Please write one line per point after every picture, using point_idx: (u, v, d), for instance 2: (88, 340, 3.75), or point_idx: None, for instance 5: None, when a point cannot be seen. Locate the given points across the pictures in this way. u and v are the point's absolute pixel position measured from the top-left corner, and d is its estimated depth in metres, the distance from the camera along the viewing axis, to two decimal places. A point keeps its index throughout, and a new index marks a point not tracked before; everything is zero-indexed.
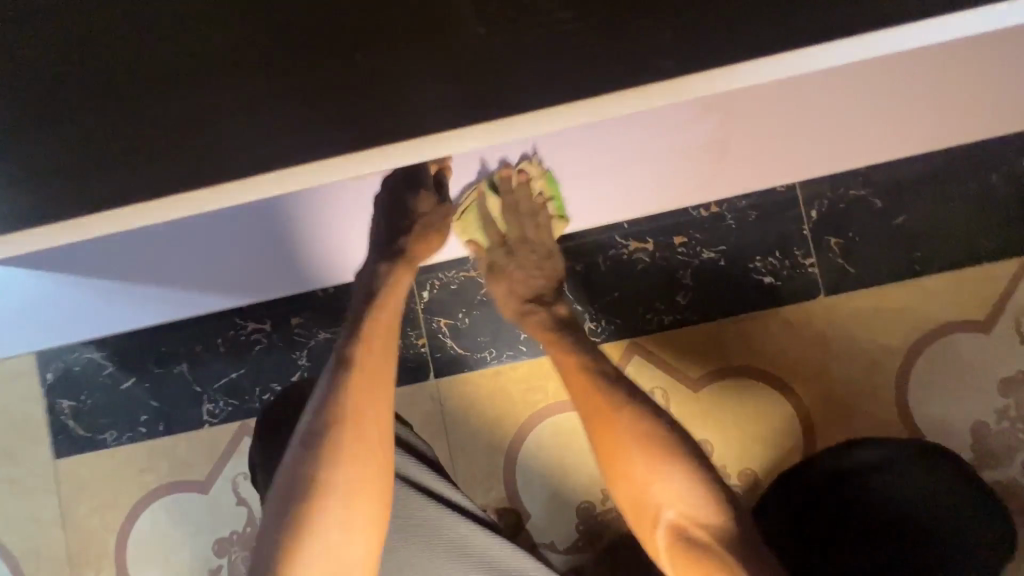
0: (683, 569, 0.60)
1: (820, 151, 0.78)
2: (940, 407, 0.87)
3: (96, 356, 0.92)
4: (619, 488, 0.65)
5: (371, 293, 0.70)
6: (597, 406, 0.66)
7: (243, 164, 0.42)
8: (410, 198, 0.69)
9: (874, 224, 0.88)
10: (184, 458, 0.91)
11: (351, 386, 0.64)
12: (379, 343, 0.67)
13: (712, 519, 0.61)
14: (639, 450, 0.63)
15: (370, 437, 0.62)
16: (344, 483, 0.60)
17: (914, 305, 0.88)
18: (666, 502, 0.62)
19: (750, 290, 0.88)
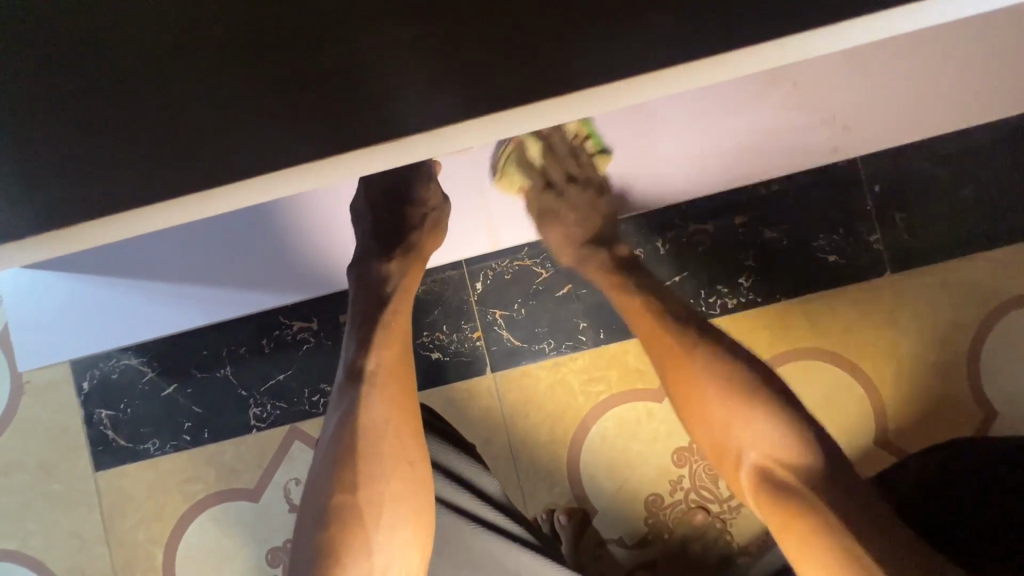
0: (767, 520, 0.59)
1: (879, 125, 0.81)
2: (1012, 382, 0.85)
3: (134, 363, 0.87)
4: (697, 440, 0.65)
5: (380, 297, 0.69)
6: (664, 353, 0.66)
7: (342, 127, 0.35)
8: (414, 191, 0.72)
9: (939, 198, 0.86)
10: (232, 465, 0.87)
11: (374, 399, 0.63)
12: (396, 350, 0.67)
13: (794, 454, 0.59)
14: (717, 401, 0.62)
15: (392, 450, 0.61)
16: (372, 501, 0.60)
17: (982, 279, 0.86)
18: (746, 450, 0.61)
19: (814, 269, 0.86)
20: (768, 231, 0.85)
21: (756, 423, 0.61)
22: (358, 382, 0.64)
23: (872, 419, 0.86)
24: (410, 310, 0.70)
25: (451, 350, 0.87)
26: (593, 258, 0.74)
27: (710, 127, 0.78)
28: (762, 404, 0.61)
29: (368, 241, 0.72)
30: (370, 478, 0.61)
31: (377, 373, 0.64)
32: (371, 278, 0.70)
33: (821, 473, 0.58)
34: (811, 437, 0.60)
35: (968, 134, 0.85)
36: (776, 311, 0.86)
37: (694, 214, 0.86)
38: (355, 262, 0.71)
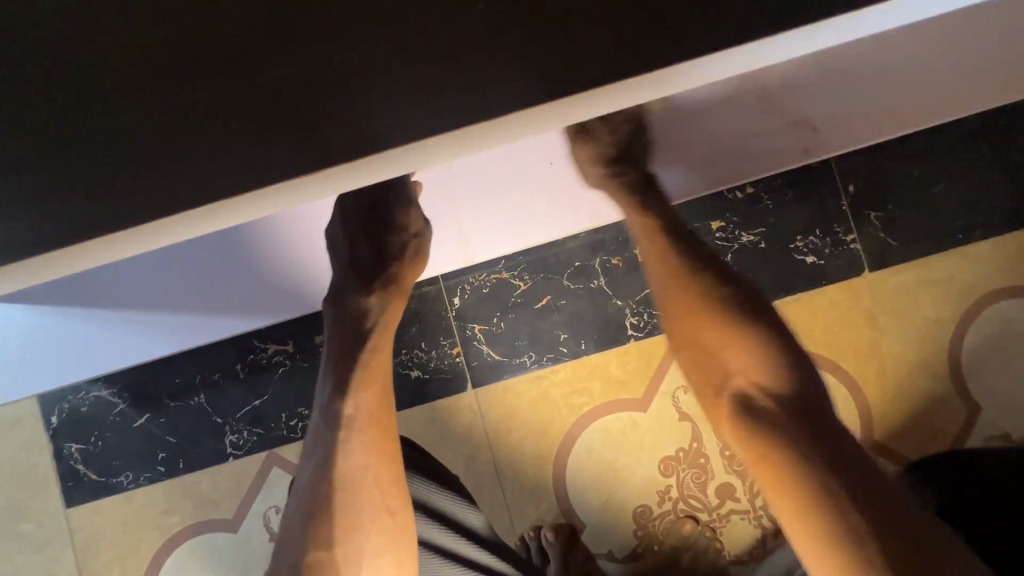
0: (738, 437, 0.57)
1: (862, 119, 0.79)
2: (991, 377, 0.85)
3: (105, 394, 0.85)
4: (683, 356, 0.64)
5: (359, 330, 0.68)
6: (668, 269, 0.65)
7: None
8: (394, 216, 0.71)
9: (912, 195, 0.86)
10: (209, 495, 0.84)
11: (352, 446, 0.62)
12: (375, 393, 0.65)
13: (778, 384, 0.57)
14: (727, 322, 0.60)
15: (372, 500, 0.61)
16: (351, 556, 0.59)
17: (959, 275, 0.86)
18: (733, 368, 0.59)
19: (793, 271, 0.86)
20: (746, 235, 0.85)
21: (748, 347, 0.59)
22: (335, 427, 0.63)
23: (858, 420, 0.85)
24: (390, 347, 0.69)
25: (431, 367, 0.85)
26: (632, 206, 0.70)
27: (673, 139, 0.75)
28: (758, 337, 0.59)
29: (347, 270, 0.71)
30: (349, 530, 0.60)
31: (355, 418, 0.63)
32: (351, 310, 0.69)
33: (799, 407, 0.56)
34: (800, 376, 0.58)
35: (937, 131, 0.86)
36: None
37: None
38: (333, 293, 0.71)
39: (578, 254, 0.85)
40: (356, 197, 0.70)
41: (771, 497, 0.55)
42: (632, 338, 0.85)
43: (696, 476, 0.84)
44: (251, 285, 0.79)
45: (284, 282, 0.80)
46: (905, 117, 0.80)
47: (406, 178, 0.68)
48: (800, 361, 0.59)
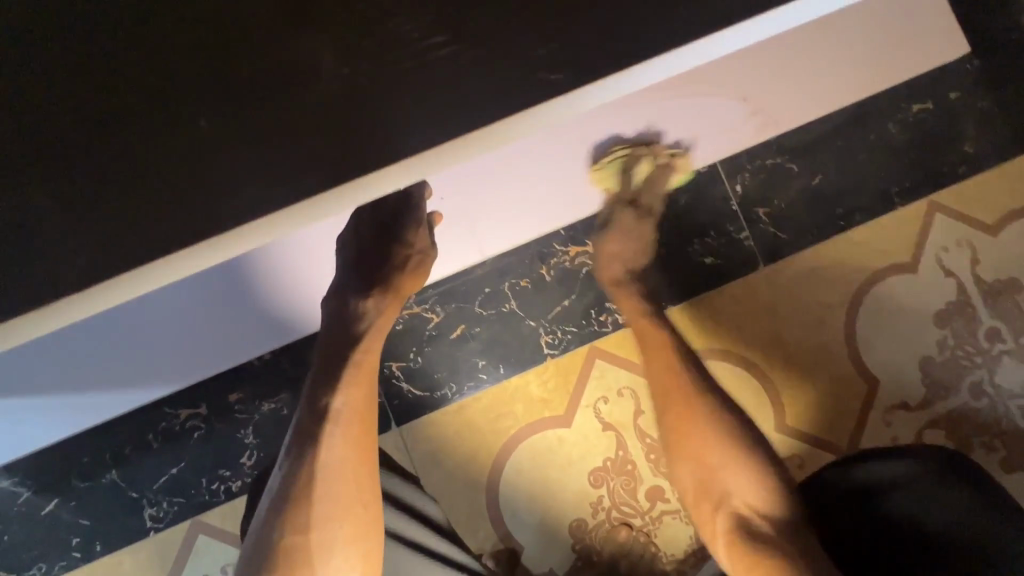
0: (739, 566, 0.61)
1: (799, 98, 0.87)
2: (885, 350, 0.91)
3: (6, 484, 0.80)
4: (686, 471, 0.68)
5: (353, 337, 0.68)
6: (680, 399, 0.70)
7: None
8: (404, 226, 0.71)
9: (794, 189, 0.91)
10: (132, 574, 0.81)
11: (335, 437, 0.61)
12: (362, 391, 0.65)
13: (774, 506, 0.63)
14: (729, 444, 0.66)
15: (349, 490, 0.59)
16: (324, 545, 0.57)
17: (846, 259, 0.91)
18: (734, 491, 0.64)
19: (694, 272, 0.89)
20: None
21: (732, 466, 0.65)
22: (321, 419, 0.62)
23: (770, 408, 0.90)
24: (381, 350, 0.70)
25: None
26: (626, 294, 0.78)
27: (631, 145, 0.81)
28: (757, 460, 0.65)
29: (350, 271, 0.71)
30: (320, 518, 0.58)
31: (342, 412, 0.62)
32: (349, 314, 0.69)
33: (789, 525, 0.61)
34: (784, 492, 0.63)
35: (811, 126, 0.91)
36: (665, 319, 0.89)
37: (573, 237, 0.87)
38: (335, 292, 0.70)
39: (487, 280, 0.86)
40: (375, 203, 0.70)
41: None
42: (549, 356, 0.87)
43: (626, 483, 0.86)
44: (168, 347, 0.79)
45: (197, 345, 0.80)
46: (830, 90, 0.88)
47: (411, 192, 0.69)
48: (776, 472, 0.65)
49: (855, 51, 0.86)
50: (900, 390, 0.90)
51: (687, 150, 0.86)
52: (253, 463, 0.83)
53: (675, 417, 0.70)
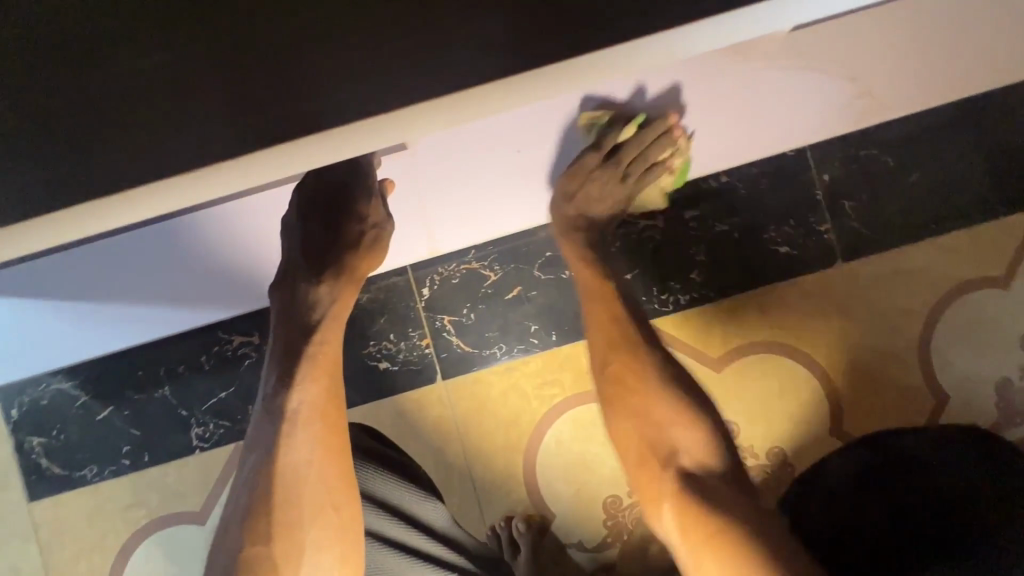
0: (687, 533, 0.59)
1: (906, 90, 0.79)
2: (960, 366, 0.85)
3: (66, 386, 0.83)
4: (612, 419, 0.67)
5: (305, 326, 0.63)
6: (620, 355, 0.68)
7: (215, 149, 0.34)
8: (352, 203, 0.66)
9: (887, 184, 0.85)
10: (175, 488, 0.83)
11: (298, 440, 0.57)
12: (322, 384, 0.60)
13: (714, 459, 0.62)
14: (673, 415, 0.64)
15: (315, 495, 0.56)
16: (288, 556, 0.55)
17: (932, 265, 0.85)
18: (682, 447, 0.62)
19: (767, 260, 0.85)
20: (718, 225, 0.84)
21: (677, 423, 0.63)
22: (278, 419, 0.58)
23: (828, 413, 0.85)
24: (341, 338, 0.64)
25: (400, 359, 0.84)
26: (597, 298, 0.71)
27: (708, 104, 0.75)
28: (705, 424, 0.64)
29: (297, 256, 0.66)
30: (288, 528, 0.55)
31: (299, 411, 0.58)
32: (298, 301, 0.64)
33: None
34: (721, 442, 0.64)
35: (916, 119, 0.84)
36: (728, 305, 0.85)
37: (643, 210, 0.84)
38: (280, 282, 0.66)
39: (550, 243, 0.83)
40: (314, 188, 0.65)
41: (700, 564, 0.58)
42: None
43: None
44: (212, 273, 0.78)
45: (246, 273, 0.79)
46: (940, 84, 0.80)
47: (360, 163, 0.65)
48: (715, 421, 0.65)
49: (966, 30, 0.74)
50: (969, 408, 0.85)
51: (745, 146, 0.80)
52: None
53: (608, 352, 0.68)
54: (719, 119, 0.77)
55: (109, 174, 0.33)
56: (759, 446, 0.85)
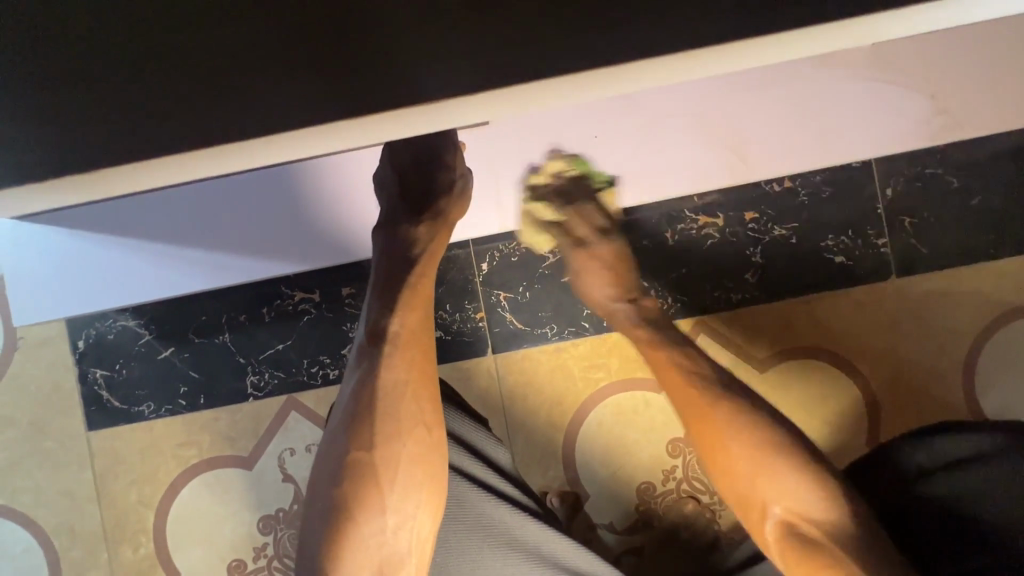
0: (794, 565, 0.60)
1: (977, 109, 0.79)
2: (1004, 392, 0.86)
3: (132, 324, 0.86)
4: (720, 481, 0.65)
5: (406, 258, 0.68)
6: (693, 399, 0.65)
7: (377, 101, 0.36)
8: (442, 157, 0.69)
9: (949, 203, 0.85)
10: (227, 432, 0.87)
11: (395, 363, 0.63)
12: (418, 314, 0.66)
13: (829, 512, 0.60)
14: (744, 449, 0.62)
15: (410, 411, 0.61)
16: (387, 463, 0.60)
17: (984, 289, 0.86)
18: (773, 497, 0.61)
19: (822, 269, 0.86)
20: (778, 229, 0.85)
21: (773, 472, 0.61)
22: (380, 341, 0.63)
23: (868, 424, 0.87)
24: (436, 273, 0.69)
25: (454, 329, 0.86)
26: (626, 318, 0.73)
27: (771, 106, 0.76)
28: (796, 463, 0.62)
29: (393, 198, 0.70)
30: (387, 438, 0.60)
31: (400, 334, 0.64)
32: (399, 238, 0.68)
33: (860, 526, 0.59)
34: (831, 490, 0.61)
35: (987, 142, 0.84)
36: (778, 309, 0.86)
37: (705, 206, 0.84)
38: (383, 222, 0.70)
39: None
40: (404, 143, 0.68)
41: None
42: None
43: None
44: (272, 222, 0.80)
45: (306, 225, 0.81)
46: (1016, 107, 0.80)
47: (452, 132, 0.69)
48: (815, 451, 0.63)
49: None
50: None
51: (818, 149, 0.79)
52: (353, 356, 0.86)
53: (689, 420, 0.66)
54: (783, 123, 0.77)
55: (287, 112, 0.36)
56: None
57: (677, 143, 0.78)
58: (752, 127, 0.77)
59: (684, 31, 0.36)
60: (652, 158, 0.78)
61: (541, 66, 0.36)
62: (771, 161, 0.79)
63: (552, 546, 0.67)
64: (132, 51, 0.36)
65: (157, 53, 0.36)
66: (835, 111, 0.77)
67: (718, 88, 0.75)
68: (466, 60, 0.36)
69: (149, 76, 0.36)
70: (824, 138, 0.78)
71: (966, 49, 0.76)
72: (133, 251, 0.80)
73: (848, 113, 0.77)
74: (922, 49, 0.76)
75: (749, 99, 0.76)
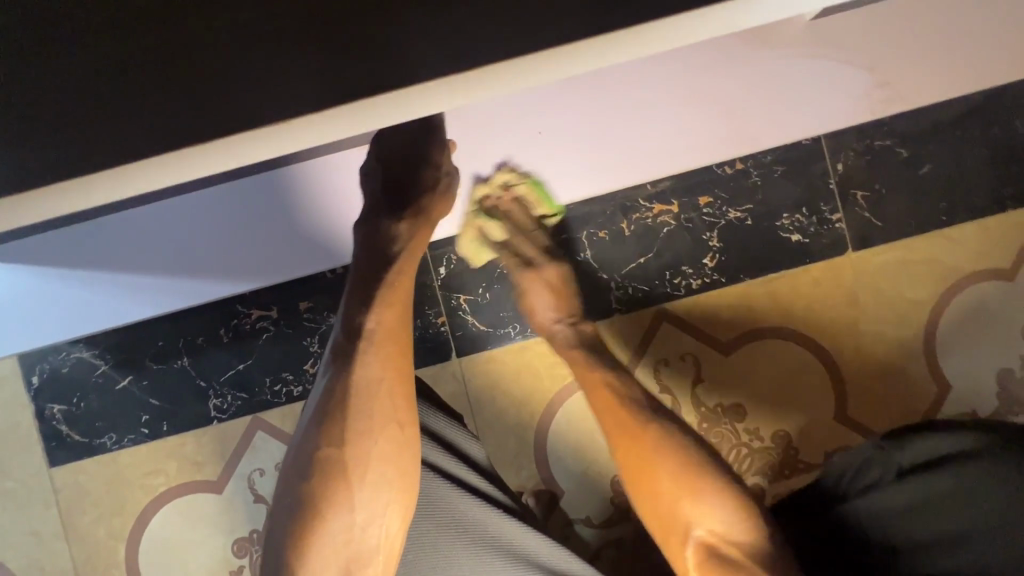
0: None
1: (916, 78, 0.80)
2: (964, 357, 0.87)
3: (86, 356, 0.84)
4: (646, 502, 0.66)
5: (385, 255, 0.66)
6: (627, 422, 0.68)
7: (266, 116, 0.35)
8: (428, 151, 0.68)
9: (898, 174, 0.86)
10: (194, 457, 0.85)
11: (370, 358, 0.61)
12: (395, 312, 0.64)
13: (742, 532, 0.62)
14: (672, 469, 0.64)
15: (382, 410, 0.60)
16: (357, 461, 0.59)
17: (939, 257, 0.87)
18: (695, 519, 0.63)
19: (779, 249, 0.86)
20: (732, 211, 0.85)
21: (691, 495, 0.63)
22: (355, 339, 0.62)
23: (835, 397, 0.87)
24: (415, 271, 0.68)
25: (417, 336, 0.85)
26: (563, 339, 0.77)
27: (712, 94, 0.77)
28: (719, 495, 0.63)
29: (377, 192, 0.68)
30: (359, 435, 0.59)
31: (376, 332, 0.62)
32: (380, 235, 0.67)
33: (772, 557, 0.60)
34: (749, 515, 0.63)
35: (934, 109, 0.84)
36: (739, 291, 0.86)
37: (658, 194, 0.84)
38: (364, 217, 0.68)
39: (566, 226, 0.83)
40: (391, 135, 0.66)
41: None
42: (617, 312, 0.86)
43: None
44: (219, 242, 0.78)
45: (256, 243, 0.79)
46: (952, 75, 0.81)
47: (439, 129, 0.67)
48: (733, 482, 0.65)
49: (960, 24, 0.78)
50: (973, 395, 0.87)
51: (757, 133, 0.80)
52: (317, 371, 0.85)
53: (620, 436, 0.68)
54: (725, 108, 0.78)
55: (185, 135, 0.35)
56: (765, 430, 0.87)
57: (624, 134, 0.78)
58: (692, 113, 0.78)
59: (579, 26, 0.35)
60: (600, 153, 0.79)
61: (434, 72, 0.35)
62: (712, 148, 0.80)
63: (529, 543, 0.64)
64: (6, 84, 0.34)
65: (32, 82, 0.34)
66: (778, 91, 0.78)
67: (658, 76, 0.75)
68: (358, 73, 0.35)
69: (22, 106, 0.34)
70: (764, 122, 0.80)
71: (908, 19, 0.76)
72: (79, 281, 0.78)
73: (792, 98, 0.78)
74: (864, 20, 0.75)
75: (692, 85, 0.76)
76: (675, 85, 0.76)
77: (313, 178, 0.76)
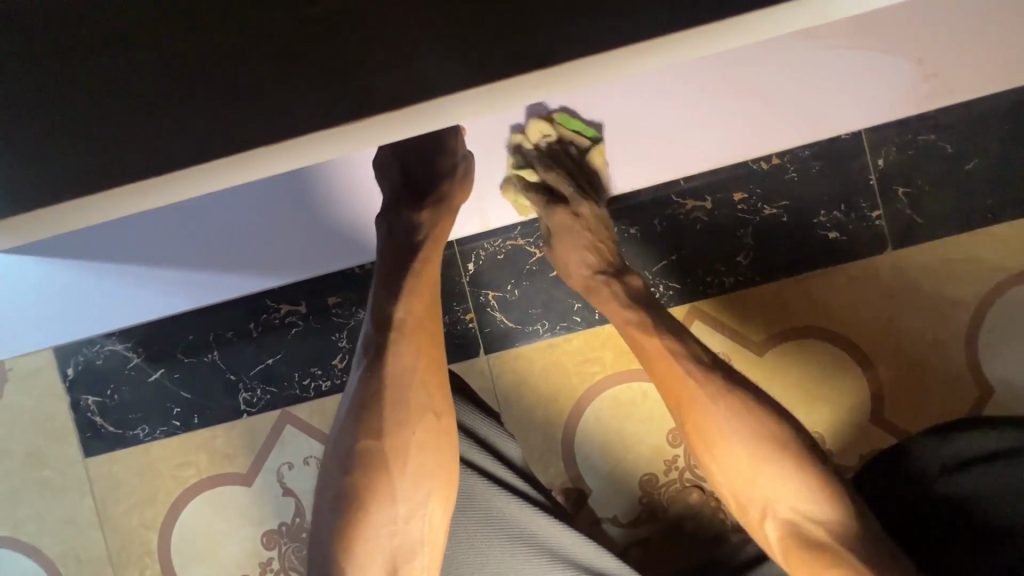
0: (797, 566, 0.60)
1: (964, 70, 0.77)
2: (1008, 359, 0.84)
3: (120, 348, 0.85)
4: (719, 479, 0.64)
5: (411, 246, 0.65)
6: (685, 386, 0.64)
7: (316, 115, 0.35)
8: (444, 140, 0.67)
9: (943, 170, 0.83)
10: (223, 450, 0.86)
11: (402, 352, 0.61)
12: (423, 300, 0.63)
13: (828, 508, 0.59)
14: (743, 436, 0.61)
15: (418, 400, 0.59)
16: (398, 451, 0.58)
17: (983, 256, 0.84)
18: (778, 495, 0.60)
19: (816, 246, 0.84)
20: (767, 208, 0.83)
21: (768, 472, 0.61)
22: (385, 329, 0.62)
23: (871, 400, 0.85)
24: (442, 259, 0.67)
25: (444, 333, 0.85)
26: (611, 297, 0.70)
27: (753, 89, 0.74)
28: (796, 463, 0.60)
29: (397, 186, 0.68)
30: (396, 425, 0.59)
31: (406, 322, 0.62)
32: (402, 226, 0.66)
33: (855, 532, 0.58)
34: (829, 486, 0.60)
35: (977, 105, 0.81)
36: (773, 290, 0.84)
37: (693, 190, 0.82)
38: (384, 210, 0.68)
39: None
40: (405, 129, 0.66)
41: None
42: None
43: None
44: (247, 237, 0.78)
45: (283, 237, 0.78)
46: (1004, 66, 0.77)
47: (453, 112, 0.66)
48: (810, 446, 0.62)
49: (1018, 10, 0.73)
50: (1018, 400, 0.84)
51: (791, 130, 0.78)
52: (344, 366, 0.85)
53: (681, 410, 0.65)
54: (762, 103, 0.75)
55: (241, 132, 0.35)
56: None
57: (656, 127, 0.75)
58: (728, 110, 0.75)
59: (632, 28, 0.35)
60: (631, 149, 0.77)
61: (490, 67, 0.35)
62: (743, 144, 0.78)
63: (566, 543, 0.64)
64: (69, 86, 0.35)
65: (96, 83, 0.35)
66: (817, 87, 0.75)
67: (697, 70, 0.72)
68: (407, 71, 0.34)
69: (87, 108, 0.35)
70: (801, 117, 0.77)
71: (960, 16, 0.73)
72: (109, 275, 0.79)
73: (831, 95, 0.76)
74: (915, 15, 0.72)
75: (734, 76, 0.73)
76: (719, 75, 0.73)
77: (339, 176, 0.75)
